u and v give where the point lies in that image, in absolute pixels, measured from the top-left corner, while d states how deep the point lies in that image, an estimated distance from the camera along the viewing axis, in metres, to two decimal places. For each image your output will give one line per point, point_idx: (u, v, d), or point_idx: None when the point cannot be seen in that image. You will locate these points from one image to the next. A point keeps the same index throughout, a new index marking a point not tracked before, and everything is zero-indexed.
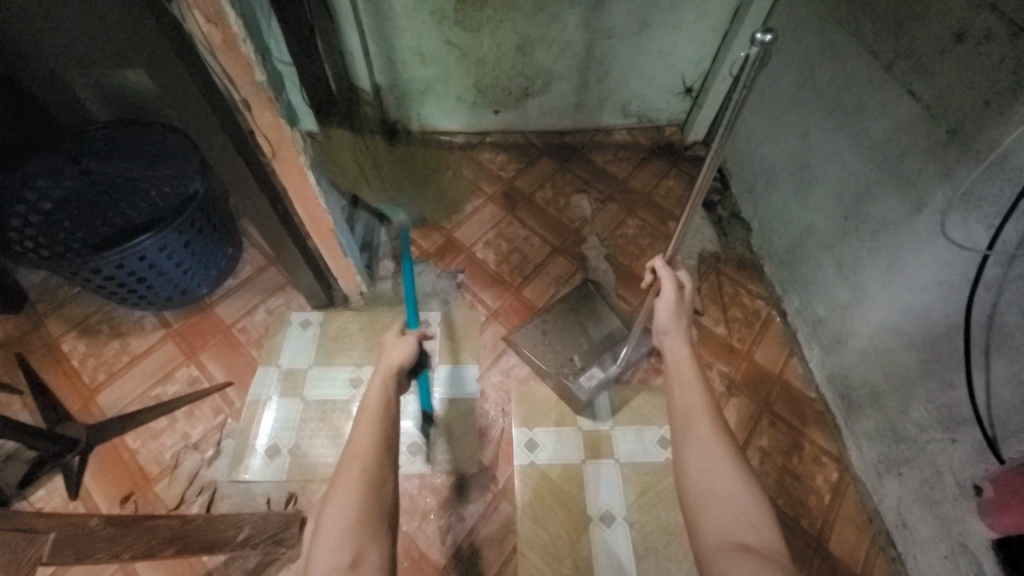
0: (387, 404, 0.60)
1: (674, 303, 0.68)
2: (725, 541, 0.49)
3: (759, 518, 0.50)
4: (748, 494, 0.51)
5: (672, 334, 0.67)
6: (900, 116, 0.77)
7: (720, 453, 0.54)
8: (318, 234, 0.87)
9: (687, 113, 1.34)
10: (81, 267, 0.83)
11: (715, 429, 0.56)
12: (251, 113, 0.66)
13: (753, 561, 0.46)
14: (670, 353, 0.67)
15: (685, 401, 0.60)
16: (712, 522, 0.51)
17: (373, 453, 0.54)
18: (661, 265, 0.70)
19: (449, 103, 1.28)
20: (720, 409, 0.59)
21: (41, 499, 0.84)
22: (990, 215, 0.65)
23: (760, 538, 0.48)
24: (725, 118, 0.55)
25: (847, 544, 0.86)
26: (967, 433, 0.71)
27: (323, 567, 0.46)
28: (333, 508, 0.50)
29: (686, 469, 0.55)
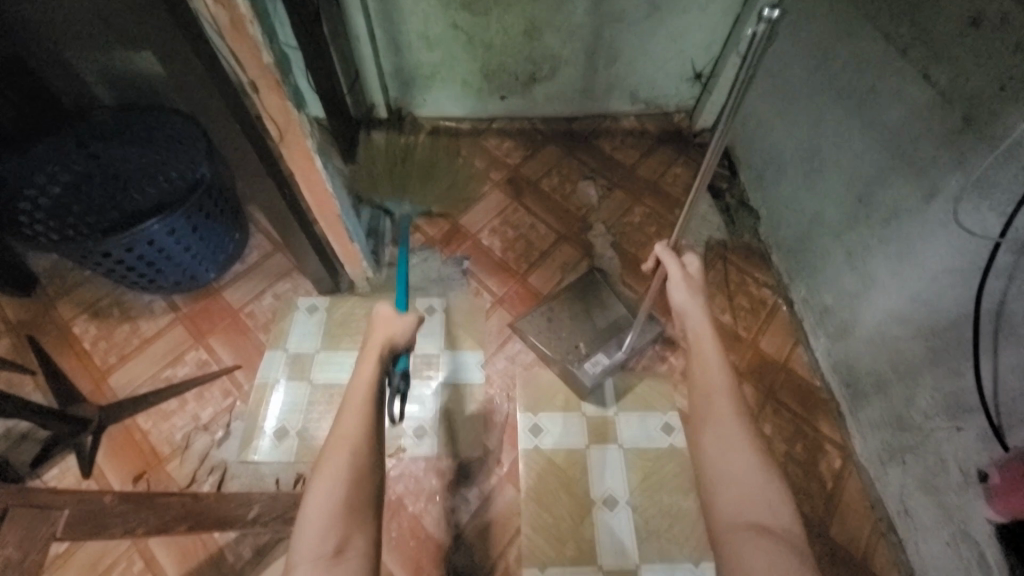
0: (375, 387, 0.58)
1: (684, 281, 0.69)
2: (740, 519, 0.50)
3: (777, 500, 0.50)
4: (765, 475, 0.52)
5: (692, 315, 0.67)
6: (915, 101, 0.75)
7: (737, 436, 0.55)
8: (325, 219, 0.87)
9: (696, 100, 1.32)
10: (92, 250, 0.84)
11: (737, 409, 0.56)
12: (258, 95, 0.65)
13: (767, 541, 0.47)
14: (693, 332, 0.66)
15: (704, 382, 0.60)
16: (727, 501, 0.51)
17: (359, 439, 0.53)
18: (664, 248, 0.71)
19: (455, 88, 1.26)
20: (740, 390, 0.59)
21: (55, 478, 0.86)
22: (1004, 202, 0.64)
23: (774, 518, 0.49)
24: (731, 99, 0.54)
25: (848, 530, 0.87)
26: (972, 421, 0.71)
27: (306, 554, 0.46)
28: (316, 494, 0.50)
29: (703, 450, 0.55)
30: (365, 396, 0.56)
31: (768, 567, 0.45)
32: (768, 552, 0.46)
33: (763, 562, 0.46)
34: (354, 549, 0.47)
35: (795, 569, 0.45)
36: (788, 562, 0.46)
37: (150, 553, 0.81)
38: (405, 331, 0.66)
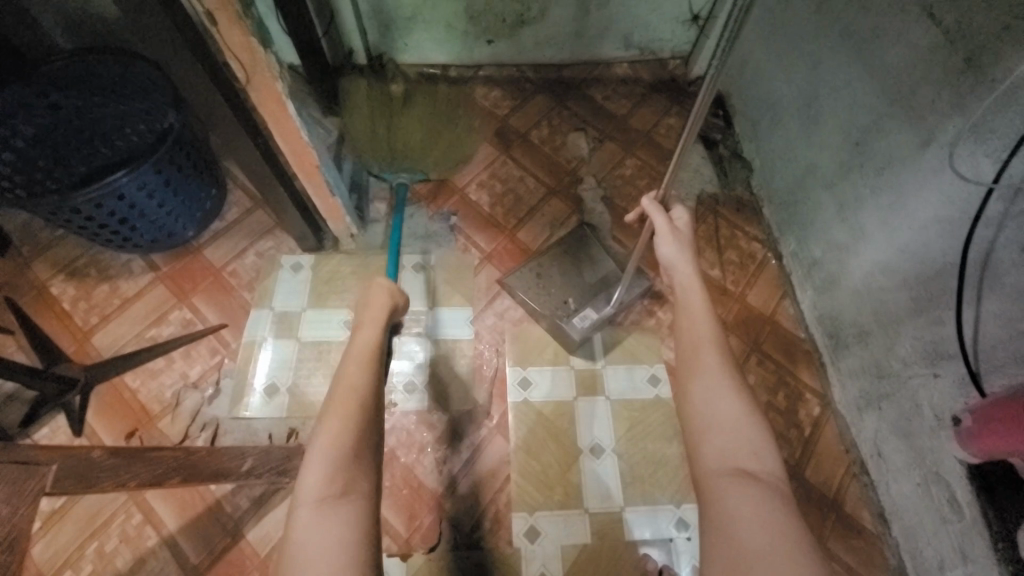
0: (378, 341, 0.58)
1: (670, 235, 0.68)
2: (725, 465, 0.49)
3: (763, 447, 0.50)
4: (753, 424, 0.52)
5: (680, 269, 0.67)
6: (919, 42, 0.72)
7: (726, 387, 0.55)
8: (303, 172, 0.84)
9: (692, 45, 1.26)
10: (59, 206, 0.81)
11: (723, 360, 0.57)
12: (218, 32, 0.60)
13: (750, 486, 0.47)
14: (680, 287, 0.66)
15: (692, 333, 0.60)
16: (712, 448, 0.51)
17: (367, 386, 0.51)
18: (650, 203, 0.71)
19: (439, 31, 1.19)
20: (726, 340, 0.59)
21: (47, 436, 0.87)
22: (999, 148, 0.62)
23: (760, 464, 0.49)
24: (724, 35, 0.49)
25: (823, 472, 0.91)
26: (950, 368, 0.72)
27: (313, 494, 0.43)
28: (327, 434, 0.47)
29: (690, 399, 0.55)
30: (370, 348, 0.56)
31: (750, 511, 0.44)
32: (753, 497, 0.46)
33: (747, 506, 0.45)
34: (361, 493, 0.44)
35: (775, 513, 0.44)
36: (770, 507, 0.45)
37: (148, 506, 0.83)
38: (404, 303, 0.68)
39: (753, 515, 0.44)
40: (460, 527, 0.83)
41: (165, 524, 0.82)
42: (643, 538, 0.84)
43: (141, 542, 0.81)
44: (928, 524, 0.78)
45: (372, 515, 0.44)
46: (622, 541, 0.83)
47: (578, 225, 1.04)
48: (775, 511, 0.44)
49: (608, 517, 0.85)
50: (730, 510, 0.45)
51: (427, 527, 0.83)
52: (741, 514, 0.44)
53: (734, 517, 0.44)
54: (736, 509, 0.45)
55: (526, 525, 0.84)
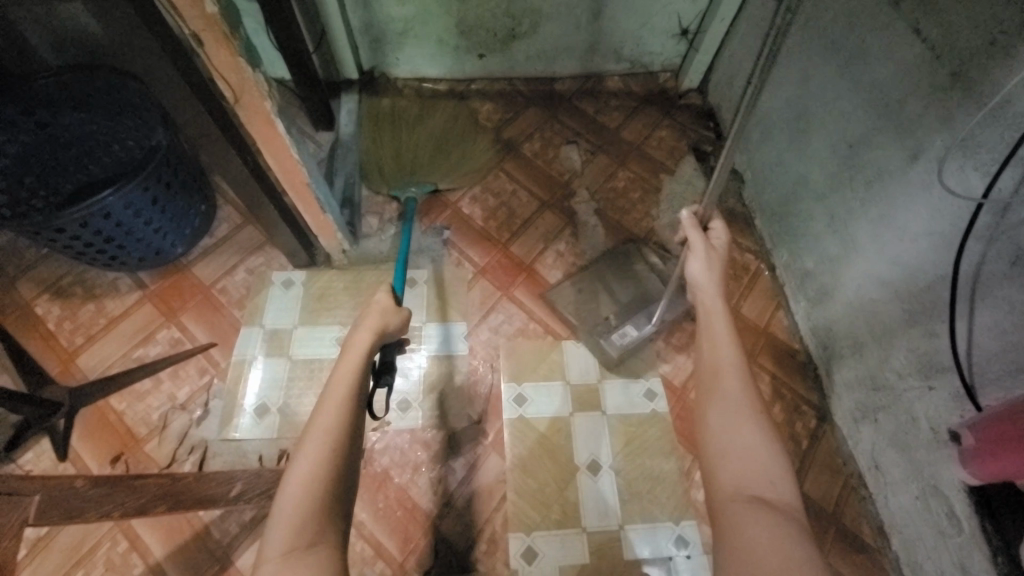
0: (358, 378, 0.55)
1: (705, 255, 0.70)
2: (741, 492, 0.50)
3: (780, 475, 0.50)
4: (770, 452, 0.52)
5: (706, 290, 0.68)
6: (904, 57, 0.73)
7: (743, 413, 0.56)
8: (294, 189, 0.83)
9: (682, 58, 1.28)
10: (43, 227, 0.79)
11: (743, 386, 0.58)
12: (205, 52, 0.59)
13: (766, 514, 0.47)
14: (704, 308, 0.67)
15: (715, 357, 0.61)
16: (729, 474, 0.52)
17: (340, 428, 0.50)
18: (688, 218, 0.73)
19: (431, 46, 1.19)
20: (748, 365, 0.60)
21: (31, 462, 0.84)
22: (988, 162, 0.63)
23: (776, 493, 0.49)
24: (760, 58, 0.52)
25: (821, 485, 0.90)
26: (946, 380, 0.72)
27: (277, 545, 0.43)
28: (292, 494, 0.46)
29: (708, 425, 0.56)
30: (349, 382, 0.54)
31: (768, 539, 0.45)
32: (770, 524, 0.46)
33: (764, 534, 0.45)
34: (327, 548, 0.44)
35: (797, 542, 0.44)
36: (788, 533, 0.45)
37: (134, 533, 0.80)
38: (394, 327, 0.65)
39: (769, 542, 0.44)
40: (456, 548, 0.82)
41: (151, 551, 0.79)
42: (643, 556, 0.82)
43: (127, 571, 0.78)
44: (927, 538, 0.77)
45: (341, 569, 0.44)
46: (621, 560, 0.82)
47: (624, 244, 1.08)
48: (793, 538, 0.44)
49: (607, 535, 0.83)
50: (747, 538, 0.45)
51: (422, 549, 0.81)
52: (759, 542, 0.44)
53: (754, 545, 0.44)
54: (755, 537, 0.45)
55: (524, 545, 0.82)
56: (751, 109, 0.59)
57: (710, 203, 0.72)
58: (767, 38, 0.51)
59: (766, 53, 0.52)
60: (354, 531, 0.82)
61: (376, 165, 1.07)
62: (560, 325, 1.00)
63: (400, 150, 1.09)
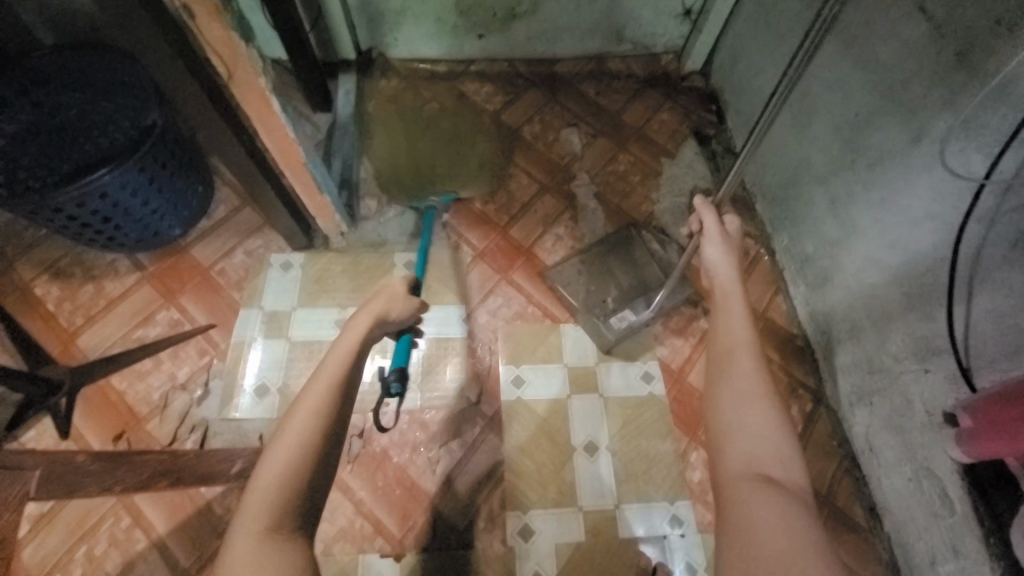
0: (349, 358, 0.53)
1: (721, 237, 0.73)
2: (750, 469, 0.52)
3: (789, 455, 0.52)
4: (782, 434, 0.54)
5: (722, 271, 0.71)
6: (910, 36, 0.72)
7: (755, 393, 0.58)
8: (290, 169, 0.82)
9: (685, 39, 1.25)
10: (39, 206, 0.79)
11: (757, 367, 0.60)
12: (195, 24, 0.58)
13: (773, 490, 0.49)
14: (721, 290, 0.70)
15: (731, 339, 0.64)
16: (740, 451, 0.54)
17: (328, 401, 0.48)
18: (702, 201, 0.75)
19: (429, 25, 1.17)
20: (761, 348, 0.63)
21: (33, 440, 0.85)
22: (990, 143, 0.62)
23: (786, 473, 0.51)
24: (803, 46, 0.54)
25: (816, 467, 0.91)
26: (941, 363, 0.73)
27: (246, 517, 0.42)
28: (269, 471, 0.44)
29: (721, 404, 0.58)
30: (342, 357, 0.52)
31: (776, 515, 0.46)
32: (777, 500, 0.48)
33: (771, 510, 0.47)
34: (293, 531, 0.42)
35: (802, 518, 0.46)
36: (793, 511, 0.47)
37: (137, 509, 0.81)
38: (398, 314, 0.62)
39: (778, 519, 0.46)
40: (454, 527, 0.83)
41: (155, 527, 0.81)
42: (637, 535, 0.84)
43: (130, 546, 0.79)
44: (919, 518, 0.78)
45: (311, 565, 0.42)
46: (617, 538, 0.83)
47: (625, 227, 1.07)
48: (802, 517, 0.46)
49: (603, 514, 0.85)
50: (755, 513, 0.47)
51: (421, 527, 0.83)
52: (768, 520, 0.46)
53: (760, 521, 0.46)
54: (762, 512, 0.47)
55: (521, 523, 0.83)
56: (788, 95, 0.59)
57: (726, 192, 0.73)
58: (815, 21, 0.51)
59: (811, 40, 0.53)
60: (354, 509, 0.83)
61: (391, 173, 1.12)
62: (559, 309, 1.01)
63: (414, 160, 1.14)
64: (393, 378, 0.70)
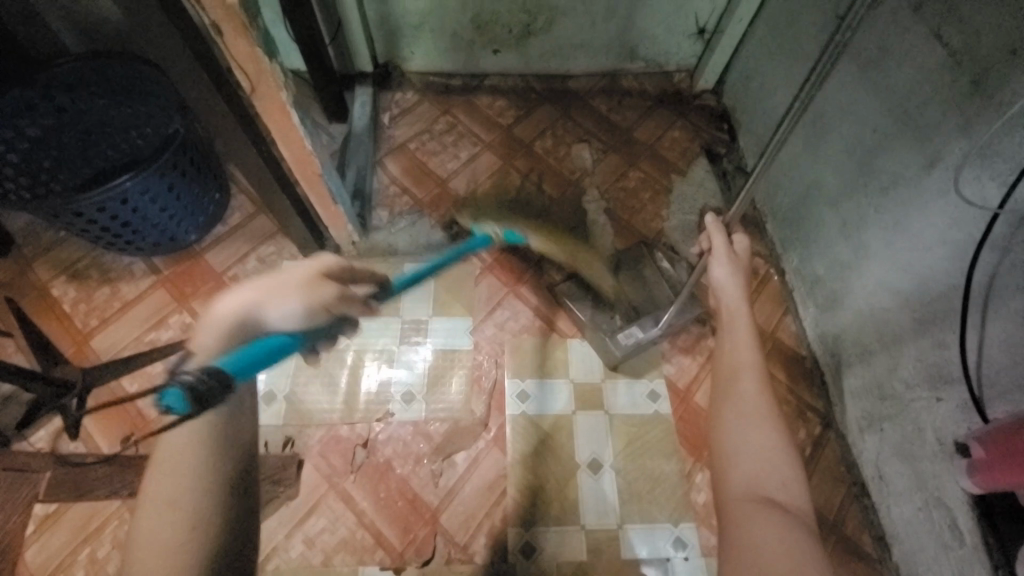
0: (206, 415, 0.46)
1: (728, 256, 0.71)
2: (752, 490, 0.52)
3: (791, 478, 0.52)
4: (784, 456, 0.54)
5: (729, 291, 0.70)
6: (925, 64, 0.72)
7: (758, 415, 0.58)
8: (305, 180, 0.83)
9: (698, 58, 1.27)
10: (61, 209, 0.81)
11: (761, 388, 0.60)
12: (223, 41, 0.59)
13: (775, 513, 0.48)
14: (728, 311, 0.70)
15: (737, 360, 0.64)
16: (743, 473, 0.54)
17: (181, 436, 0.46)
18: (713, 221, 0.73)
19: (445, 39, 1.19)
20: (767, 370, 0.63)
21: (42, 440, 0.86)
22: (1004, 172, 0.62)
23: (788, 496, 0.51)
24: (822, 60, 0.51)
25: (823, 492, 0.90)
26: (953, 392, 0.72)
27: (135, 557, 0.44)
28: (139, 559, 0.44)
29: (723, 424, 0.59)
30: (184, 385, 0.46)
31: (777, 537, 0.46)
32: (780, 523, 0.47)
33: (772, 533, 0.46)
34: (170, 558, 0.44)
35: (805, 542, 0.46)
36: (795, 534, 0.46)
37: (141, 512, 0.82)
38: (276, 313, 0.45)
39: (777, 541, 0.46)
40: (455, 541, 0.82)
41: None
42: (640, 556, 0.83)
43: None
44: (928, 550, 0.77)
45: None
46: (619, 559, 0.82)
47: (636, 244, 1.06)
48: (803, 538, 0.46)
49: (605, 533, 0.84)
50: (755, 535, 0.46)
51: (421, 540, 0.82)
52: (768, 541, 0.46)
53: (762, 543, 0.46)
54: (762, 533, 0.46)
55: (521, 539, 0.83)
56: (805, 109, 0.56)
57: (739, 212, 0.71)
58: (829, 43, 0.50)
59: (830, 54, 0.50)
60: (355, 520, 0.83)
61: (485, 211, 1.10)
62: (566, 324, 1.01)
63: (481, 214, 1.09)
64: (193, 376, 0.37)
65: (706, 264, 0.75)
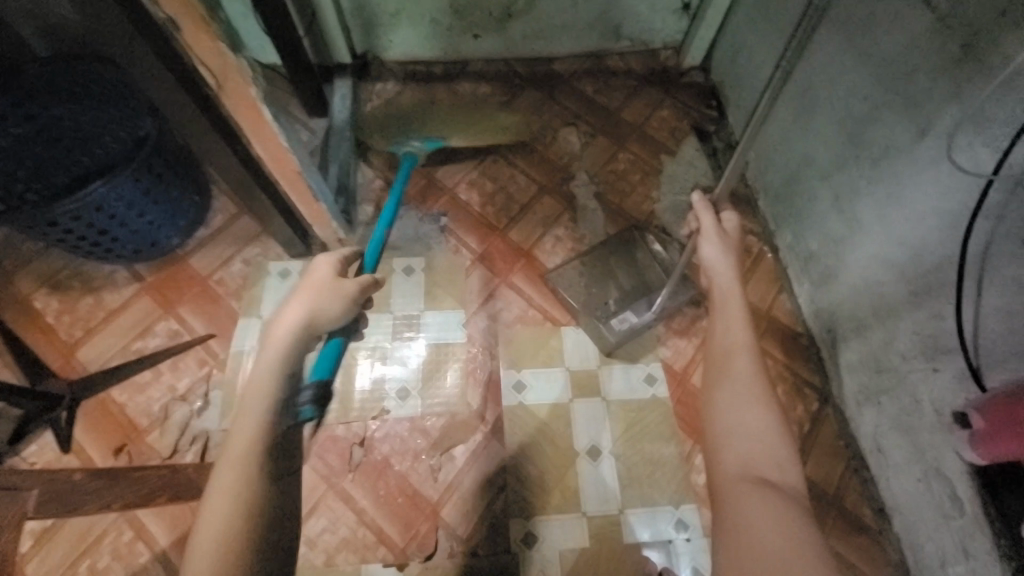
0: (274, 382, 0.54)
1: (718, 237, 0.71)
2: (746, 471, 0.51)
3: (785, 458, 0.52)
4: (777, 435, 0.54)
5: (721, 271, 0.70)
6: (914, 29, 0.70)
7: (752, 395, 0.57)
8: (284, 177, 0.81)
9: (684, 34, 1.24)
10: (35, 219, 0.79)
11: (755, 369, 0.59)
12: (182, 35, 0.57)
13: (770, 494, 0.48)
14: (721, 291, 0.69)
15: (730, 340, 0.63)
16: (736, 454, 0.53)
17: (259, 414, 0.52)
18: (700, 200, 0.73)
19: (424, 26, 1.16)
20: (760, 350, 0.62)
21: (34, 454, 0.85)
22: (998, 137, 0.61)
23: (782, 475, 0.50)
24: (798, 31, 0.51)
25: (823, 468, 0.90)
26: (950, 363, 0.71)
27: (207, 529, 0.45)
28: (211, 526, 0.45)
29: (716, 405, 0.58)
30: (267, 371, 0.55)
31: (772, 518, 0.45)
32: (775, 503, 0.47)
33: (767, 513, 0.46)
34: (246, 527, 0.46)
35: (800, 522, 0.45)
36: (789, 513, 0.46)
37: (139, 522, 0.81)
38: (328, 309, 0.62)
39: (771, 520, 0.45)
40: (457, 535, 0.82)
41: (157, 540, 0.80)
42: (643, 539, 0.83)
43: (133, 559, 0.79)
44: (929, 520, 0.77)
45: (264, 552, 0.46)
46: (621, 544, 0.82)
47: (626, 229, 1.04)
48: (797, 516, 0.46)
49: (606, 519, 0.84)
50: (749, 516, 0.46)
51: (423, 535, 0.82)
52: (762, 521, 0.45)
53: (756, 524, 0.45)
54: (756, 514, 0.46)
55: (523, 529, 0.83)
56: (782, 87, 0.57)
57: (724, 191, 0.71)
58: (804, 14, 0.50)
59: (805, 26, 0.50)
60: (356, 518, 0.83)
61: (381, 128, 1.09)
62: (559, 311, 0.99)
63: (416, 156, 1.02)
64: (310, 393, 0.57)
65: (696, 244, 0.74)
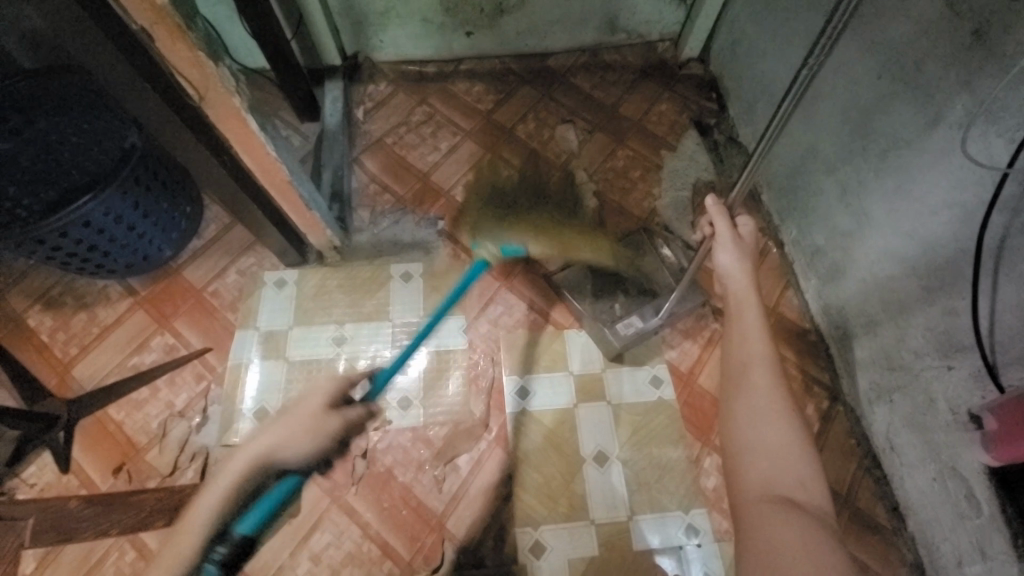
0: (205, 528, 0.48)
1: (733, 243, 0.67)
2: (768, 491, 0.50)
3: (809, 476, 0.50)
4: (798, 451, 0.52)
5: (735, 279, 0.67)
6: (922, 16, 0.68)
7: (772, 407, 0.56)
8: (275, 187, 0.79)
9: (681, 25, 1.21)
10: (22, 238, 0.77)
11: (774, 379, 0.58)
12: (157, 46, 0.55)
13: (792, 513, 0.46)
14: (735, 299, 0.67)
15: (745, 351, 0.61)
16: (756, 472, 0.52)
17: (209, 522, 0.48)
18: (715, 205, 0.69)
19: (415, 25, 1.14)
20: (778, 361, 0.60)
21: (33, 476, 0.84)
22: (1012, 127, 0.58)
23: (805, 495, 0.49)
24: (822, 35, 0.48)
25: (834, 467, 0.88)
26: (965, 360, 0.69)
27: None
28: None
29: (734, 420, 0.57)
30: (239, 473, 0.50)
31: (797, 538, 0.44)
32: (799, 524, 0.45)
33: (791, 533, 0.44)
34: None
35: (828, 543, 0.44)
36: (813, 533, 0.44)
37: (141, 542, 0.80)
38: (291, 454, 0.53)
39: (797, 539, 0.44)
40: (463, 547, 0.81)
41: None
42: (653, 546, 0.81)
43: None
44: (944, 520, 0.75)
45: None
46: (632, 551, 0.81)
47: (635, 230, 1.02)
48: (825, 538, 0.44)
49: (615, 527, 0.82)
50: (769, 537, 0.45)
51: (429, 548, 0.81)
52: (785, 542, 0.44)
53: (780, 545, 0.44)
54: (780, 535, 0.44)
55: (531, 540, 0.81)
56: (806, 89, 0.53)
57: (740, 194, 0.67)
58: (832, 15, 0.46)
59: (830, 34, 0.47)
60: (360, 532, 0.82)
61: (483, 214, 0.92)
62: (562, 314, 0.98)
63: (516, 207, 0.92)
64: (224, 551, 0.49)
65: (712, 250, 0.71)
